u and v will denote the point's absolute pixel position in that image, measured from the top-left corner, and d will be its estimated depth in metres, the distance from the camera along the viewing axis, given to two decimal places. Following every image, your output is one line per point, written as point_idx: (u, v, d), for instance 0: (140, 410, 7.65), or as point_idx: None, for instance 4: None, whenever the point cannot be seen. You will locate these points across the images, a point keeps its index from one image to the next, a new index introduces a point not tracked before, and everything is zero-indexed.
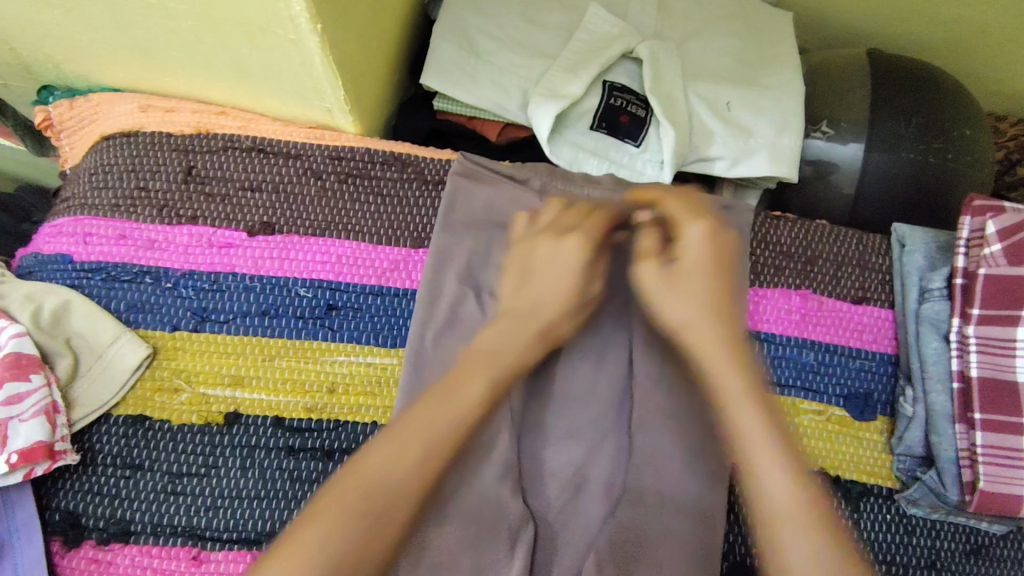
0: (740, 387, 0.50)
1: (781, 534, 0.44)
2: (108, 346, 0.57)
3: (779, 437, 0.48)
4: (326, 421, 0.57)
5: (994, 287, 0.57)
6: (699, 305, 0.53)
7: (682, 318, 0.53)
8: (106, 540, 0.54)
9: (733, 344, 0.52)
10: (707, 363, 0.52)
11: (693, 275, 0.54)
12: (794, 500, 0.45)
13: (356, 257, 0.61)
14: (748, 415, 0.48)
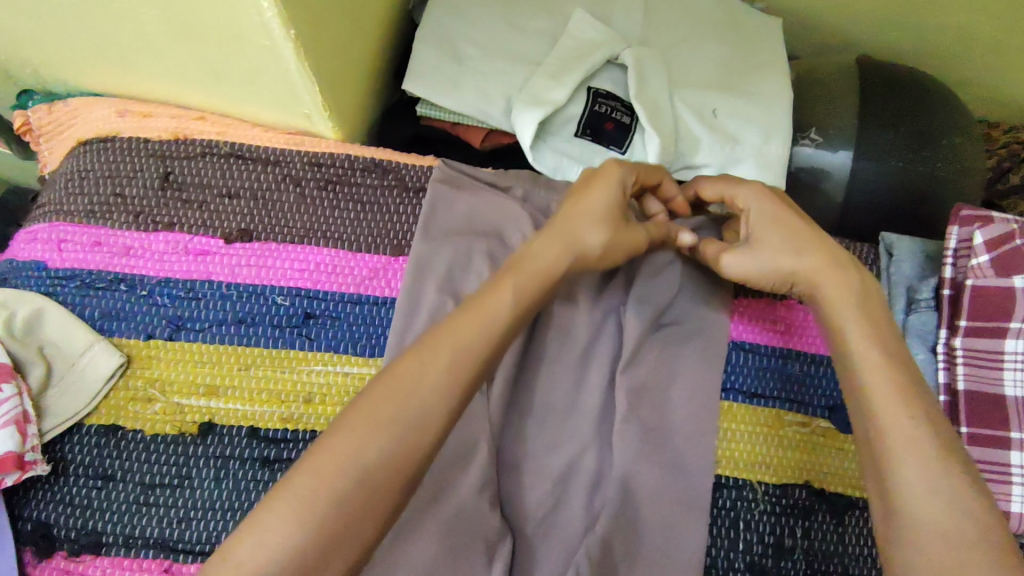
0: (861, 323, 0.48)
1: (899, 461, 0.43)
2: (80, 355, 0.56)
3: (900, 369, 0.46)
4: (301, 433, 0.56)
5: (981, 299, 0.56)
6: (795, 250, 0.52)
7: (798, 265, 0.52)
8: (78, 551, 0.54)
9: (856, 283, 0.50)
10: (833, 303, 0.50)
11: (767, 228, 0.53)
12: (904, 424, 0.44)
13: (334, 266, 0.60)
14: (867, 350, 0.47)
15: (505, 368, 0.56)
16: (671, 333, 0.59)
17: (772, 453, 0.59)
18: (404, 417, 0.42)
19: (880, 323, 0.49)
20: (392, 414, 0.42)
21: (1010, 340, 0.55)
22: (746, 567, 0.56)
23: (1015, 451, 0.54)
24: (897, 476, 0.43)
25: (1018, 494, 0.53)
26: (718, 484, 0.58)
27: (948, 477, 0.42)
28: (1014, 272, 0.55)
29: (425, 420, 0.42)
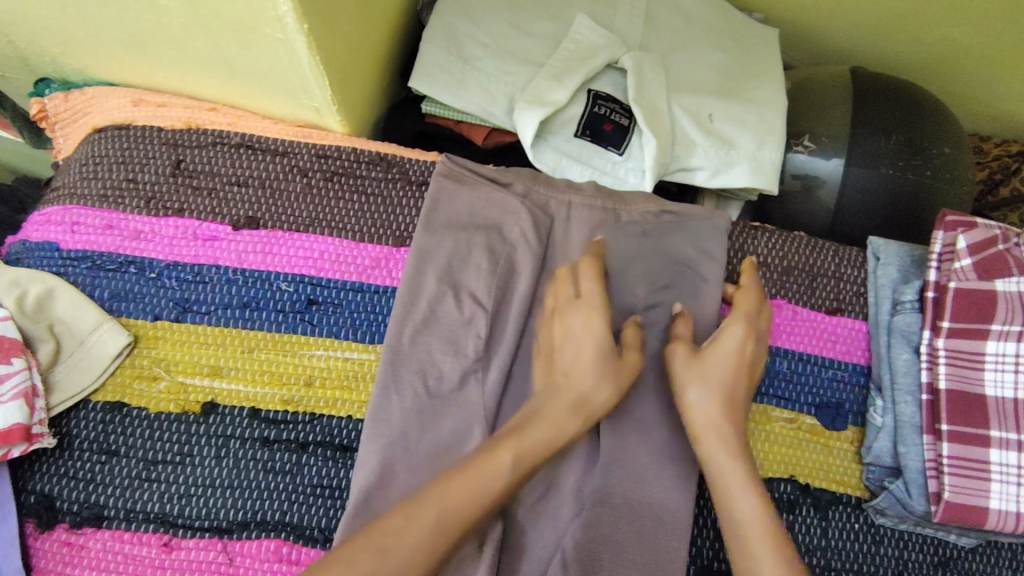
0: (724, 456, 0.54)
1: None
2: (89, 334, 0.58)
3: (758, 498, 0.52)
4: (302, 415, 0.58)
5: (964, 300, 0.57)
6: (708, 392, 0.55)
7: (700, 408, 0.55)
8: (79, 523, 0.55)
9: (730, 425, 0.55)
10: (704, 439, 0.55)
11: (715, 369, 0.56)
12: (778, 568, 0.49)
13: (338, 254, 0.62)
14: (733, 483, 0.53)
15: (502, 354, 0.59)
16: (663, 328, 0.61)
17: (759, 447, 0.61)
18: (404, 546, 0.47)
19: (740, 450, 0.54)
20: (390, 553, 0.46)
21: (992, 342, 0.57)
22: (731, 558, 0.58)
23: (993, 448, 0.55)
24: None
25: (997, 491, 0.55)
26: (705, 476, 0.60)
27: None
28: (996, 276, 0.57)
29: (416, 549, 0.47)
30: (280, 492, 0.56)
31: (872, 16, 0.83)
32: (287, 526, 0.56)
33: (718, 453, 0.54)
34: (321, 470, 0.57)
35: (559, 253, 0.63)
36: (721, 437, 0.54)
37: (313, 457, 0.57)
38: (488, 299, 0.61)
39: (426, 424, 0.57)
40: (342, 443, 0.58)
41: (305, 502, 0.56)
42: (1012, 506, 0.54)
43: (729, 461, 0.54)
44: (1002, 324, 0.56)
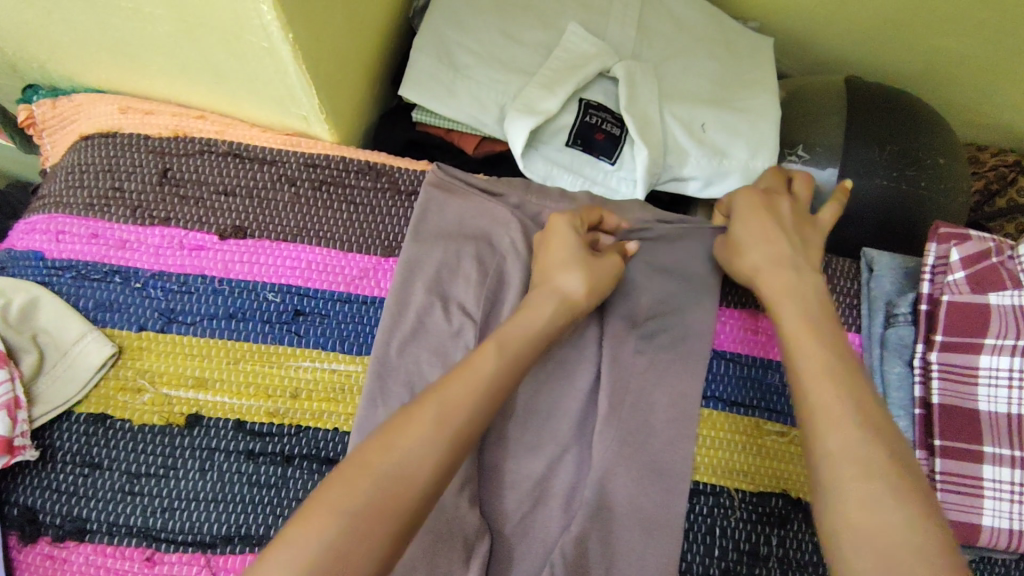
0: (816, 364, 0.48)
1: (818, 422, 0.45)
2: (73, 343, 0.57)
3: (859, 408, 0.45)
4: (287, 427, 0.57)
5: (957, 314, 0.57)
6: (767, 257, 0.56)
7: (771, 276, 0.55)
8: (62, 537, 0.54)
9: (830, 340, 0.50)
10: (796, 345, 0.50)
11: (754, 238, 0.57)
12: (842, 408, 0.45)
13: (326, 264, 0.62)
14: (827, 390, 0.46)
15: None
16: (653, 341, 0.61)
17: (749, 461, 0.60)
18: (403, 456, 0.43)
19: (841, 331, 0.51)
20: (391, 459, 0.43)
21: (985, 356, 0.56)
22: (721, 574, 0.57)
23: (985, 464, 0.55)
24: (837, 472, 0.43)
25: (990, 508, 0.54)
26: (695, 490, 0.59)
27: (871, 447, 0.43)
28: (989, 289, 0.57)
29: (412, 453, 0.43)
30: (264, 507, 0.56)
31: (865, 23, 0.83)
32: (271, 540, 0.55)
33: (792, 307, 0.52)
34: (306, 483, 0.56)
35: None
36: (788, 294, 0.53)
37: (298, 470, 0.57)
38: (477, 310, 0.60)
39: None
40: (328, 456, 0.57)
41: (290, 516, 0.56)
42: (1005, 523, 0.54)
43: (827, 373, 0.47)
44: (995, 338, 0.56)
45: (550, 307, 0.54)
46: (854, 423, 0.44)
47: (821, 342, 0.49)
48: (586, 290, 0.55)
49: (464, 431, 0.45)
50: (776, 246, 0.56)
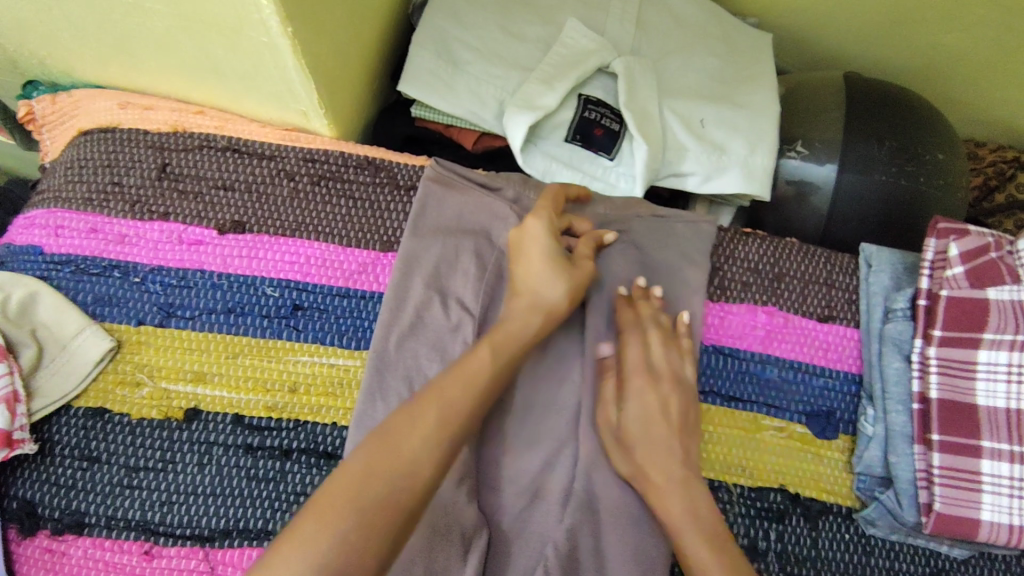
0: (678, 511, 0.52)
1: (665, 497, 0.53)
2: (72, 338, 0.57)
3: (713, 544, 0.50)
4: (286, 421, 0.58)
5: (956, 309, 0.57)
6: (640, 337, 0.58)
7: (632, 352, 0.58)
8: (61, 530, 0.54)
9: (680, 483, 0.54)
10: (653, 490, 0.53)
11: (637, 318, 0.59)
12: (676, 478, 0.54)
13: (324, 259, 0.62)
14: (688, 532, 0.51)
15: None
16: None
17: (748, 456, 0.60)
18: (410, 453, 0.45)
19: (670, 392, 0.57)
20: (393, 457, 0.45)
21: (984, 351, 0.56)
22: None
23: (985, 459, 0.54)
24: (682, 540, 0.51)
25: (989, 502, 0.54)
26: None
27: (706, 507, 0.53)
28: (988, 284, 0.57)
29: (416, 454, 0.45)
30: (262, 500, 0.56)
31: (864, 20, 0.83)
32: (270, 534, 0.55)
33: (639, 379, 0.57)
34: (304, 478, 0.56)
35: None
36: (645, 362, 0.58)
37: (296, 464, 0.57)
38: (476, 305, 0.60)
39: None
40: (326, 450, 0.57)
41: (289, 511, 0.56)
42: (1005, 518, 0.53)
43: (691, 529, 0.51)
44: (994, 333, 0.56)
45: (537, 319, 0.55)
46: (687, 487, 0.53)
47: (684, 485, 0.53)
48: (566, 298, 0.56)
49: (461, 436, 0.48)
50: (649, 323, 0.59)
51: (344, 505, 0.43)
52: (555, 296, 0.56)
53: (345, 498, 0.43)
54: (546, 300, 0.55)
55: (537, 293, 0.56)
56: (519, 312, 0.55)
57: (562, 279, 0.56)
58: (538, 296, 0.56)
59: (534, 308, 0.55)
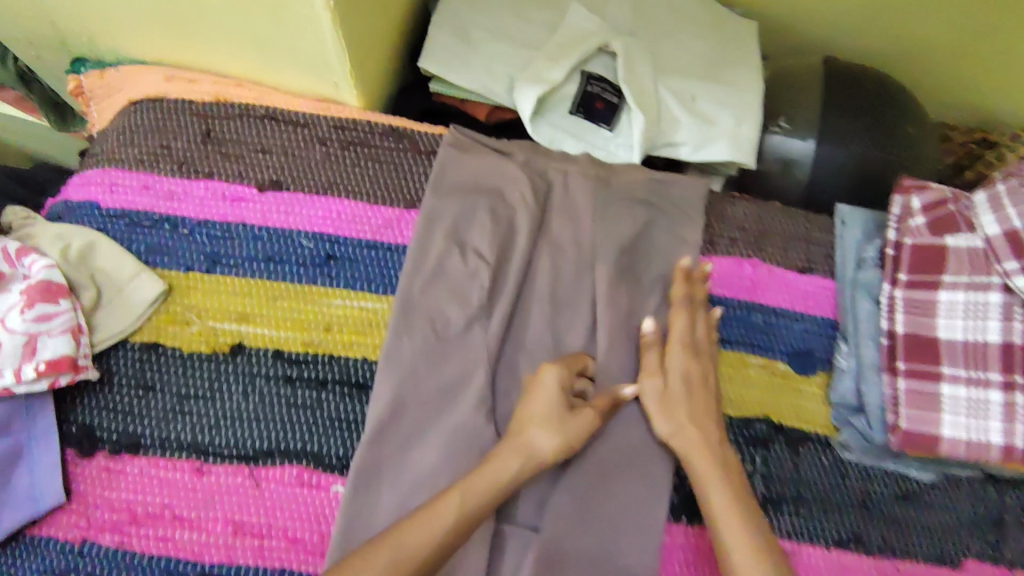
0: (709, 467, 0.58)
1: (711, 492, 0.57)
2: (128, 280, 0.64)
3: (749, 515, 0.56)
4: (323, 356, 0.64)
5: (919, 254, 0.64)
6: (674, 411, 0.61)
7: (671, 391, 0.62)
8: (118, 450, 0.60)
9: (713, 449, 0.60)
10: (691, 457, 0.59)
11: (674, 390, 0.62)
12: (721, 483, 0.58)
13: (354, 215, 0.68)
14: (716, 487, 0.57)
15: (503, 306, 0.66)
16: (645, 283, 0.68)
17: (736, 391, 0.67)
18: (424, 533, 0.52)
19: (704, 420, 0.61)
20: (404, 547, 0.51)
21: (944, 292, 0.63)
22: None
23: (945, 384, 0.61)
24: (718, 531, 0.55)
25: (949, 422, 0.60)
26: None
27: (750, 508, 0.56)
28: (947, 233, 0.64)
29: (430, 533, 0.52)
30: (302, 425, 0.62)
31: (840, 10, 0.91)
32: (309, 454, 0.62)
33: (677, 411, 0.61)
34: (340, 405, 0.63)
35: (553, 215, 0.70)
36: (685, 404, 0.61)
37: (332, 394, 0.64)
38: (491, 254, 0.67)
39: (435, 362, 0.64)
40: (359, 381, 0.64)
41: (326, 434, 0.62)
42: (963, 434, 0.59)
43: (720, 480, 0.57)
44: (952, 276, 0.63)
45: (516, 464, 0.57)
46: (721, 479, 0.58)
47: (709, 449, 0.59)
48: (554, 451, 0.58)
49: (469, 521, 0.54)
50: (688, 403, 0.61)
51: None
52: (545, 450, 0.58)
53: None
54: (537, 453, 0.58)
55: (528, 442, 0.58)
56: (506, 461, 0.57)
57: (558, 434, 0.58)
58: (530, 442, 0.58)
59: (521, 453, 0.57)
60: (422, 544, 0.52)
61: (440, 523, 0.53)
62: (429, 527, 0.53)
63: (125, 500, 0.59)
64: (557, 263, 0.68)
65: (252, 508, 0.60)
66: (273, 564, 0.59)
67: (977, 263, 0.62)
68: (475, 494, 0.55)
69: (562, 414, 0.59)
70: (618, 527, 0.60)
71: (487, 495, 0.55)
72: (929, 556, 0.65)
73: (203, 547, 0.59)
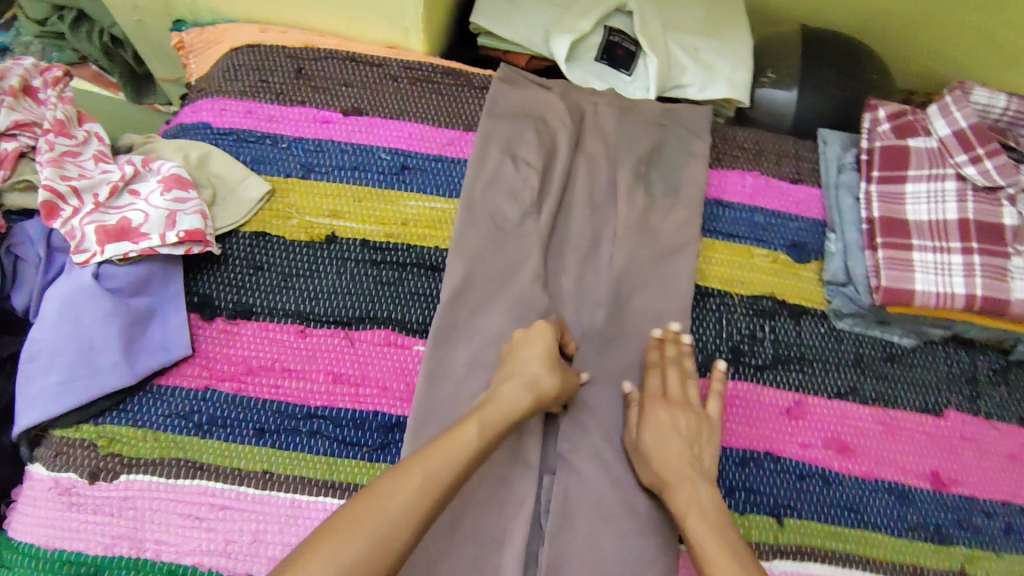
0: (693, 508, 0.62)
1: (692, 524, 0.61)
2: (239, 183, 0.76)
3: (725, 542, 0.59)
4: (401, 244, 0.77)
5: (887, 154, 0.79)
6: (666, 458, 0.66)
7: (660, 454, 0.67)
8: (234, 316, 0.71)
9: (702, 489, 0.64)
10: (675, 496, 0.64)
11: (661, 445, 0.67)
12: (704, 513, 0.62)
13: (423, 135, 0.82)
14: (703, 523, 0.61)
15: (551, 204, 0.78)
16: (668, 188, 0.81)
17: (745, 275, 0.80)
18: (409, 488, 0.55)
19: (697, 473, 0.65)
20: (382, 510, 0.53)
21: (910, 184, 0.78)
22: (729, 349, 0.77)
23: (916, 252, 0.75)
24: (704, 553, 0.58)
25: (922, 279, 0.73)
26: (706, 294, 0.79)
27: (730, 540, 0.59)
28: (908, 137, 0.79)
29: (417, 487, 0.55)
30: (388, 297, 0.74)
31: None
32: (395, 320, 0.73)
33: (668, 451, 0.66)
34: (418, 282, 0.75)
35: (587, 135, 0.83)
36: (674, 448, 0.67)
37: (411, 273, 0.76)
38: (538, 163, 0.80)
39: (497, 247, 0.76)
40: (433, 263, 0.76)
41: (409, 305, 0.74)
42: (933, 288, 0.72)
43: (697, 517, 0.61)
44: (915, 170, 0.78)
45: (526, 401, 0.64)
46: (712, 519, 0.61)
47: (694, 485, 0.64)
48: (555, 390, 0.66)
49: (444, 489, 0.56)
50: (677, 450, 0.67)
51: (395, 504, 0.54)
52: (550, 387, 0.66)
53: (392, 509, 0.53)
54: (541, 390, 0.65)
55: (537, 381, 0.65)
56: (512, 394, 0.65)
57: (558, 379, 0.66)
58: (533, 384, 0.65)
59: (529, 389, 0.65)
60: (401, 509, 0.54)
61: (424, 479, 0.56)
62: (411, 478, 0.56)
63: (240, 355, 0.70)
64: (592, 173, 0.81)
65: (348, 363, 0.71)
66: (369, 407, 0.70)
67: (931, 159, 0.78)
68: (455, 455, 0.58)
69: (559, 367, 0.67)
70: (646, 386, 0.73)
71: (497, 422, 0.62)
72: (914, 406, 0.77)
73: (308, 394, 0.70)
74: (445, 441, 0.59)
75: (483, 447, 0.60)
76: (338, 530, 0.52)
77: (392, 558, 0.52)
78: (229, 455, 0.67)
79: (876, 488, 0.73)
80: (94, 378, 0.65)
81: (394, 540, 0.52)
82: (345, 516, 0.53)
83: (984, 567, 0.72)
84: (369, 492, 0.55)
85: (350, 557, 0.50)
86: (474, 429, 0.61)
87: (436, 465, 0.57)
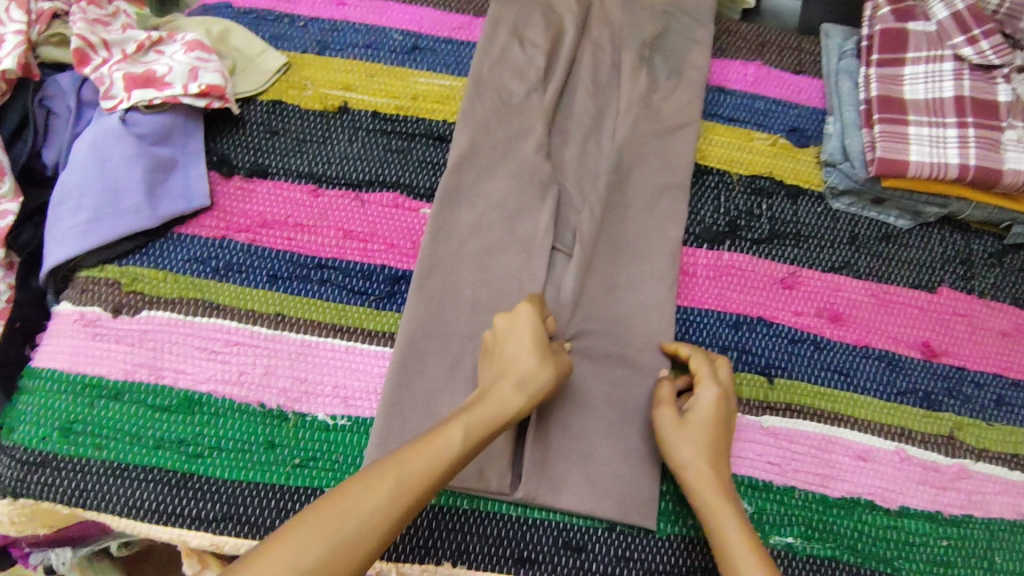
0: (725, 510, 0.61)
1: (724, 528, 0.60)
2: (257, 54, 0.80)
3: (758, 553, 0.59)
4: (411, 117, 0.80)
5: (887, 37, 0.81)
6: (701, 450, 0.64)
7: (690, 447, 0.64)
8: (250, 174, 0.75)
9: (726, 490, 0.63)
10: (699, 489, 0.63)
11: (700, 430, 0.65)
12: (732, 518, 0.61)
13: (434, 19, 0.85)
14: (727, 523, 0.61)
15: (556, 80, 0.81)
16: (670, 71, 0.83)
17: (744, 156, 0.82)
18: (377, 497, 0.54)
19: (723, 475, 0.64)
20: (348, 518, 0.53)
21: (908, 67, 0.80)
22: (725, 224, 0.79)
23: (911, 126, 0.77)
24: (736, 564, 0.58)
25: (915, 152, 0.75)
26: (705, 173, 0.81)
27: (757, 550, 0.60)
28: (907, 21, 0.81)
29: (383, 498, 0.54)
30: (396, 164, 0.77)
31: None
32: (403, 185, 0.77)
33: (706, 444, 0.64)
34: (425, 151, 0.78)
35: (593, 19, 0.85)
36: (715, 443, 0.65)
37: (420, 144, 0.79)
38: (544, 44, 0.82)
39: (502, 119, 0.78)
40: (439, 135, 0.79)
41: (417, 172, 0.77)
42: (926, 159, 0.75)
43: (731, 519, 0.61)
44: (912, 53, 0.80)
45: (516, 397, 0.61)
46: (742, 528, 0.61)
47: (722, 487, 0.63)
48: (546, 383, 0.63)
49: (417, 495, 0.55)
50: (709, 444, 0.64)
51: (361, 509, 0.53)
52: (537, 377, 0.62)
53: (358, 516, 0.53)
54: (530, 384, 0.62)
55: (526, 374, 0.62)
56: (500, 394, 0.61)
57: (546, 369, 0.63)
58: (520, 372, 0.62)
59: (517, 384, 0.62)
60: (366, 519, 0.53)
61: (396, 484, 0.55)
62: (381, 483, 0.55)
63: (256, 210, 0.74)
64: (597, 56, 0.83)
65: (357, 220, 0.74)
66: (376, 261, 0.73)
67: (929, 42, 0.80)
68: (432, 457, 0.57)
69: (550, 356, 0.64)
70: (643, 252, 0.76)
71: (485, 422, 0.60)
72: (908, 282, 0.79)
73: (320, 246, 0.73)
74: (424, 442, 0.57)
75: (466, 449, 0.58)
76: (291, 531, 0.52)
77: (360, 557, 0.52)
78: (244, 297, 0.70)
79: (867, 354, 0.76)
80: (117, 216, 0.69)
81: (357, 546, 0.52)
82: (305, 519, 0.52)
83: (972, 434, 0.74)
84: (329, 495, 0.54)
85: (307, 561, 0.50)
86: (457, 430, 0.58)
87: (410, 471, 0.56)
